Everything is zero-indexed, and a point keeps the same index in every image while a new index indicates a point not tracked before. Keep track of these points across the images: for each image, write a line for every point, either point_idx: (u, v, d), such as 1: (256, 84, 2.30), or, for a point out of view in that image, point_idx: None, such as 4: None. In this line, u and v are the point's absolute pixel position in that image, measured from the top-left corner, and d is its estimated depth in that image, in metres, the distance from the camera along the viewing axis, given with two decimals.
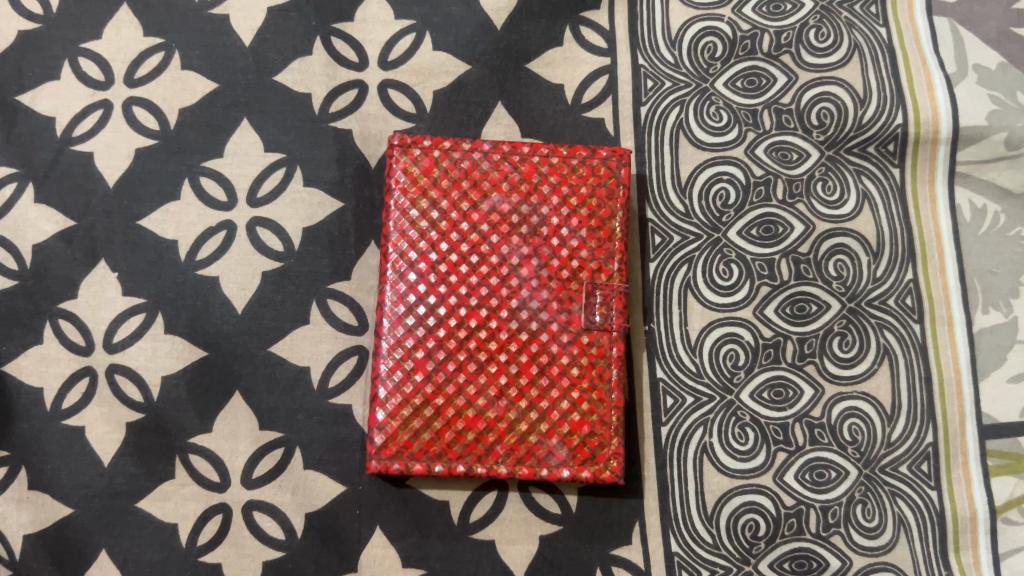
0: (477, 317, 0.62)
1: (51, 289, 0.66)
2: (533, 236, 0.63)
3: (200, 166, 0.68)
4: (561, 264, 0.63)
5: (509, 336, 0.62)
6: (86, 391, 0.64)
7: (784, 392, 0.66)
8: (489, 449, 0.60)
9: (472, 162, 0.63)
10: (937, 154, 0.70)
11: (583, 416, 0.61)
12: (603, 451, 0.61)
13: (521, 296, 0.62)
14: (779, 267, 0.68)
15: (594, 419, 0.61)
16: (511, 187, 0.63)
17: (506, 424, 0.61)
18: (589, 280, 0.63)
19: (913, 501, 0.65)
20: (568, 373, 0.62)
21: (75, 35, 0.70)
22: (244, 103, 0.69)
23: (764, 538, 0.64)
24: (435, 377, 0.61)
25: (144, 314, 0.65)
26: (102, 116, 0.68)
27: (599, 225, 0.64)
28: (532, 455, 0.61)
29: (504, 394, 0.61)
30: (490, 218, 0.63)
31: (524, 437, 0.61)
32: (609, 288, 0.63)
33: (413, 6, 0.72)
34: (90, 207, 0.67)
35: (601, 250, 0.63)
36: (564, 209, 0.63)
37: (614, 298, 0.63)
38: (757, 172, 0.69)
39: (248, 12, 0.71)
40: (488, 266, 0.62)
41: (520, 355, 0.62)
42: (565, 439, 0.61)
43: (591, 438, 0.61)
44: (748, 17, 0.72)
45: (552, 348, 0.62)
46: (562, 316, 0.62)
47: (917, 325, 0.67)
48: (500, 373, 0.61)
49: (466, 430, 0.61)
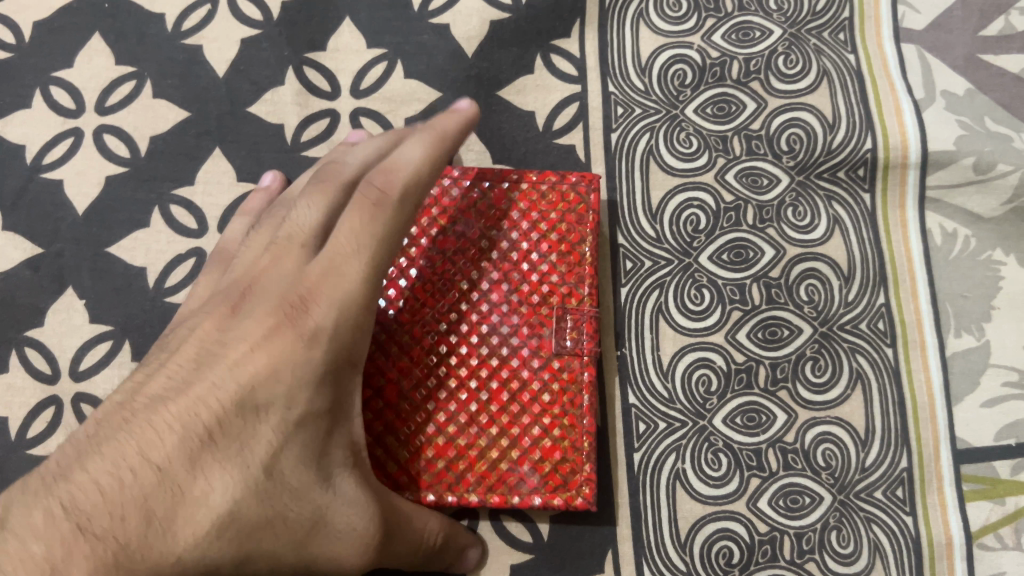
0: (448, 342, 0.61)
1: (17, 317, 0.66)
2: (503, 261, 0.63)
3: (171, 194, 0.68)
4: (530, 287, 0.63)
5: (479, 362, 0.61)
6: (50, 421, 0.63)
7: (758, 417, 0.66)
8: (460, 477, 0.59)
9: (442, 188, 0.64)
10: (906, 178, 0.70)
11: (554, 443, 0.60)
12: (575, 478, 0.60)
13: (491, 321, 0.62)
14: (750, 292, 0.68)
15: (565, 444, 0.60)
16: (479, 213, 0.64)
17: (478, 453, 0.59)
18: (559, 305, 0.62)
19: (889, 527, 0.64)
20: (539, 399, 0.61)
21: (47, 64, 0.71)
22: (215, 131, 0.70)
23: (738, 565, 0.63)
24: (406, 408, 0.60)
25: (111, 342, 0.65)
26: (73, 144, 0.69)
27: (570, 255, 0.63)
28: (503, 482, 0.59)
29: (477, 421, 0.60)
30: (459, 243, 0.63)
31: (496, 464, 0.60)
32: (582, 313, 0.62)
33: (385, 35, 0.73)
34: (58, 234, 0.67)
35: (569, 276, 0.63)
36: (534, 234, 0.64)
37: (587, 323, 0.62)
38: (727, 198, 0.70)
39: (221, 43, 0.72)
40: (458, 291, 0.62)
41: (491, 380, 0.61)
42: (538, 466, 0.60)
43: (563, 464, 0.60)
44: (717, 45, 0.73)
45: (523, 373, 0.61)
46: (532, 341, 0.61)
47: (890, 349, 0.67)
48: (471, 400, 0.60)
49: (436, 458, 0.59)
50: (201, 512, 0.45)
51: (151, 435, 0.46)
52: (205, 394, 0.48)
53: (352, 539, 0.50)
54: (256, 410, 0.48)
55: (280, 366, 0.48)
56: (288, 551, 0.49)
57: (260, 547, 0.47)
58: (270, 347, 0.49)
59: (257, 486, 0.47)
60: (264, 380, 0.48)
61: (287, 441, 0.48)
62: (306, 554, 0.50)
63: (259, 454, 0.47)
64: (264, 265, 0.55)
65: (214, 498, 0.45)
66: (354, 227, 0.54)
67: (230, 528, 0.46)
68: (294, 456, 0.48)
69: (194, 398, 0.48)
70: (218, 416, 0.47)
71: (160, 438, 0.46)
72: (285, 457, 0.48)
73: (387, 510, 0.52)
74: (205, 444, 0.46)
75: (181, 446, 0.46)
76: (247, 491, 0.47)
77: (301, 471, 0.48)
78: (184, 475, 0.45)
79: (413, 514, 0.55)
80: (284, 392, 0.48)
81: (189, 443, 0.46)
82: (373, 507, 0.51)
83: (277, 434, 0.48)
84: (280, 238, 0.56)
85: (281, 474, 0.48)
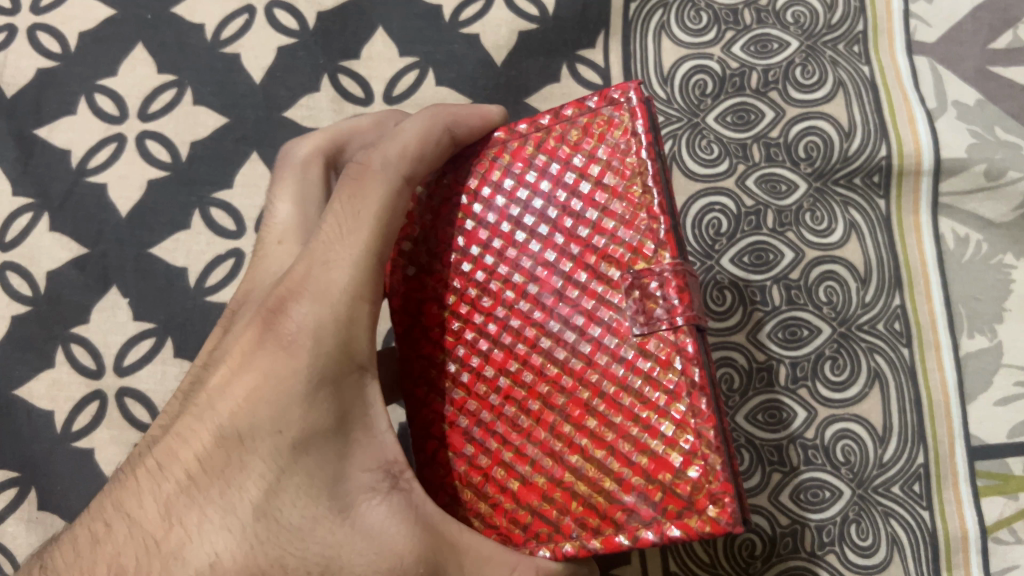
0: (501, 364, 0.49)
1: (63, 313, 0.71)
2: (548, 238, 0.48)
3: (210, 197, 0.73)
4: (590, 249, 0.47)
5: (544, 379, 0.47)
6: (95, 414, 0.68)
7: (779, 414, 0.68)
8: (557, 523, 0.46)
9: (464, 176, 0.53)
10: (920, 184, 0.73)
11: (658, 457, 0.43)
12: (699, 494, 0.42)
13: (549, 320, 0.48)
14: (771, 293, 0.70)
15: (675, 454, 0.43)
16: (507, 188, 0.51)
17: (568, 489, 0.45)
18: (625, 275, 0.45)
19: (905, 521, 0.66)
20: (627, 404, 0.44)
21: (91, 73, 0.77)
22: (253, 137, 0.74)
23: (761, 557, 0.65)
24: (471, 449, 0.49)
25: (154, 339, 0.70)
26: (116, 148, 0.75)
27: (617, 197, 0.47)
28: (608, 518, 0.44)
29: (558, 448, 0.46)
30: (497, 232, 0.50)
31: (594, 495, 0.45)
32: (657, 271, 0.45)
33: (418, 45, 0.76)
34: (102, 235, 0.73)
35: (633, 230, 0.46)
36: (573, 191, 0.48)
37: (666, 283, 0.44)
38: (748, 203, 0.72)
39: (258, 52, 0.76)
40: (507, 289, 0.49)
41: (563, 397, 0.46)
42: (645, 490, 0.43)
43: (677, 480, 0.42)
44: (737, 56, 0.75)
45: (601, 376, 0.45)
46: (602, 331, 0.46)
47: (906, 349, 0.69)
48: (546, 427, 0.47)
49: (522, 503, 0.47)
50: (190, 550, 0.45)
51: (148, 482, 0.48)
52: (192, 429, 0.49)
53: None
54: (244, 443, 0.47)
55: (261, 391, 0.48)
56: None
57: None
58: (254, 362, 0.49)
59: (247, 526, 0.46)
60: (246, 411, 0.48)
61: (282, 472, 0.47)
62: None
63: (250, 492, 0.47)
64: (257, 268, 0.60)
65: (202, 540, 0.46)
66: (340, 211, 0.52)
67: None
68: (293, 491, 0.47)
69: (188, 434, 0.49)
70: (204, 455, 0.48)
71: (152, 484, 0.48)
72: (279, 490, 0.47)
73: (430, 545, 0.46)
74: (196, 484, 0.47)
75: (168, 490, 0.47)
76: (237, 531, 0.46)
77: (305, 504, 0.47)
78: (173, 518, 0.46)
79: (487, 557, 0.45)
80: (267, 416, 0.47)
81: (181, 485, 0.47)
82: (405, 539, 0.46)
83: (269, 466, 0.47)
84: (267, 238, 0.61)
85: (280, 510, 0.47)
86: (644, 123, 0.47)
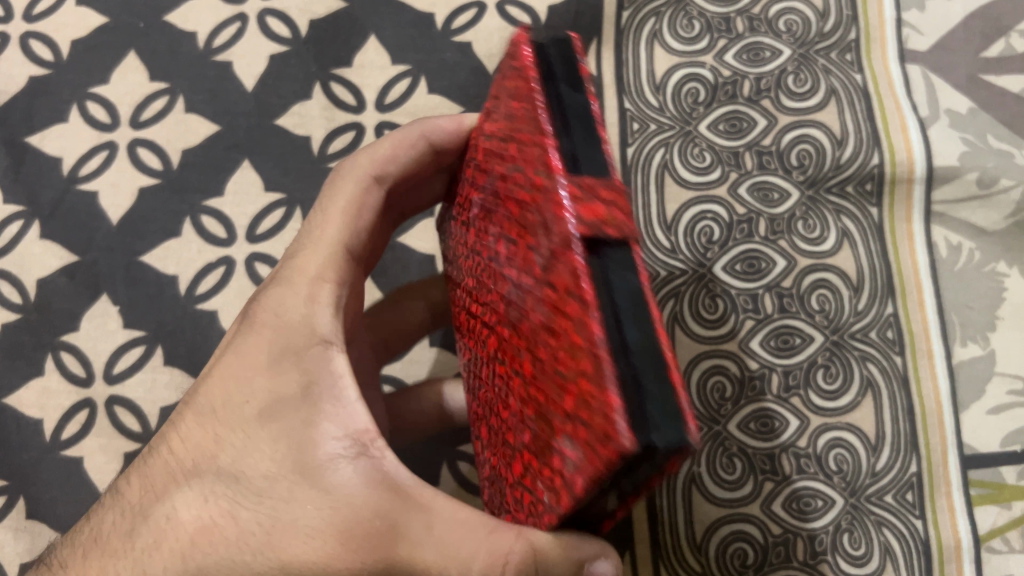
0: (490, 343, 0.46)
1: (53, 322, 0.71)
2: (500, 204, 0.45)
3: (201, 205, 0.73)
4: (516, 198, 0.42)
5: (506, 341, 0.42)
6: (84, 422, 0.68)
7: (771, 423, 0.67)
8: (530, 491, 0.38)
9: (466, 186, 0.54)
10: (912, 193, 0.73)
11: (570, 387, 0.34)
12: (598, 416, 0.32)
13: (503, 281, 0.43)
14: (763, 301, 0.70)
15: (578, 377, 0.34)
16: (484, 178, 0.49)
17: (529, 452, 0.38)
18: (533, 207, 0.40)
19: (898, 530, 0.65)
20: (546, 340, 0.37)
21: (84, 80, 0.77)
22: (243, 144, 0.74)
23: (752, 566, 0.64)
24: (491, 437, 0.46)
25: (144, 346, 0.69)
26: (108, 155, 0.75)
27: (531, 140, 0.42)
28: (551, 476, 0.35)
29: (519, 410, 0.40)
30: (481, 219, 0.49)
31: (541, 454, 0.37)
32: (552, 189, 0.38)
33: (409, 52, 0.76)
34: (92, 242, 0.73)
35: (539, 162, 0.40)
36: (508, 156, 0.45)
37: (558, 198, 0.37)
38: (740, 211, 0.72)
39: (251, 60, 0.77)
40: (484, 264, 0.46)
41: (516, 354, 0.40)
42: (566, 429, 0.34)
43: (585, 407, 0.33)
44: (730, 64, 0.76)
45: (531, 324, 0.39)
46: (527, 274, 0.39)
47: (899, 357, 0.69)
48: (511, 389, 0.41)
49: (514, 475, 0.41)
50: (157, 517, 0.46)
51: (143, 469, 0.50)
52: (184, 416, 0.50)
53: (329, 535, 0.42)
54: (218, 416, 0.49)
55: (239, 368, 0.50)
56: (247, 558, 0.43)
57: (207, 557, 0.43)
58: (234, 347, 0.52)
59: (212, 488, 0.46)
60: (222, 389, 0.50)
61: (249, 440, 0.47)
62: (271, 560, 0.42)
63: (219, 460, 0.47)
64: None
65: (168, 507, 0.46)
66: (320, 204, 0.58)
67: (173, 538, 0.44)
68: (257, 456, 0.46)
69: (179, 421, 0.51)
70: (188, 435, 0.49)
71: (144, 470, 0.49)
72: (244, 455, 0.46)
73: (392, 502, 0.43)
74: (177, 463, 0.48)
75: (154, 472, 0.49)
76: (203, 492, 0.46)
77: (266, 467, 0.45)
78: (151, 494, 0.47)
79: (460, 520, 0.42)
80: (240, 391, 0.49)
81: (164, 467, 0.48)
82: (363, 494, 0.43)
83: (238, 436, 0.47)
84: None
85: (243, 471, 0.46)
86: (532, 66, 0.44)
